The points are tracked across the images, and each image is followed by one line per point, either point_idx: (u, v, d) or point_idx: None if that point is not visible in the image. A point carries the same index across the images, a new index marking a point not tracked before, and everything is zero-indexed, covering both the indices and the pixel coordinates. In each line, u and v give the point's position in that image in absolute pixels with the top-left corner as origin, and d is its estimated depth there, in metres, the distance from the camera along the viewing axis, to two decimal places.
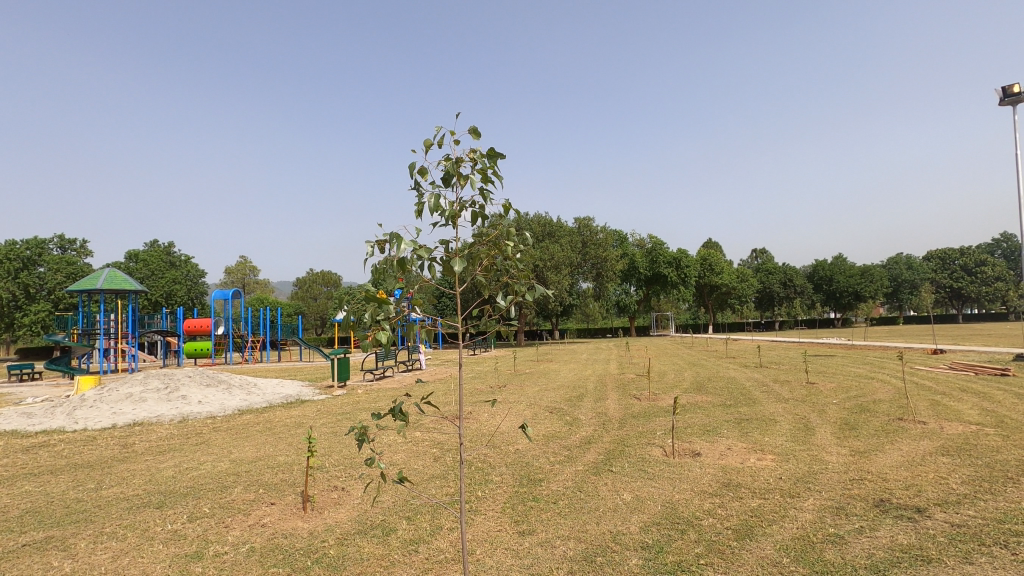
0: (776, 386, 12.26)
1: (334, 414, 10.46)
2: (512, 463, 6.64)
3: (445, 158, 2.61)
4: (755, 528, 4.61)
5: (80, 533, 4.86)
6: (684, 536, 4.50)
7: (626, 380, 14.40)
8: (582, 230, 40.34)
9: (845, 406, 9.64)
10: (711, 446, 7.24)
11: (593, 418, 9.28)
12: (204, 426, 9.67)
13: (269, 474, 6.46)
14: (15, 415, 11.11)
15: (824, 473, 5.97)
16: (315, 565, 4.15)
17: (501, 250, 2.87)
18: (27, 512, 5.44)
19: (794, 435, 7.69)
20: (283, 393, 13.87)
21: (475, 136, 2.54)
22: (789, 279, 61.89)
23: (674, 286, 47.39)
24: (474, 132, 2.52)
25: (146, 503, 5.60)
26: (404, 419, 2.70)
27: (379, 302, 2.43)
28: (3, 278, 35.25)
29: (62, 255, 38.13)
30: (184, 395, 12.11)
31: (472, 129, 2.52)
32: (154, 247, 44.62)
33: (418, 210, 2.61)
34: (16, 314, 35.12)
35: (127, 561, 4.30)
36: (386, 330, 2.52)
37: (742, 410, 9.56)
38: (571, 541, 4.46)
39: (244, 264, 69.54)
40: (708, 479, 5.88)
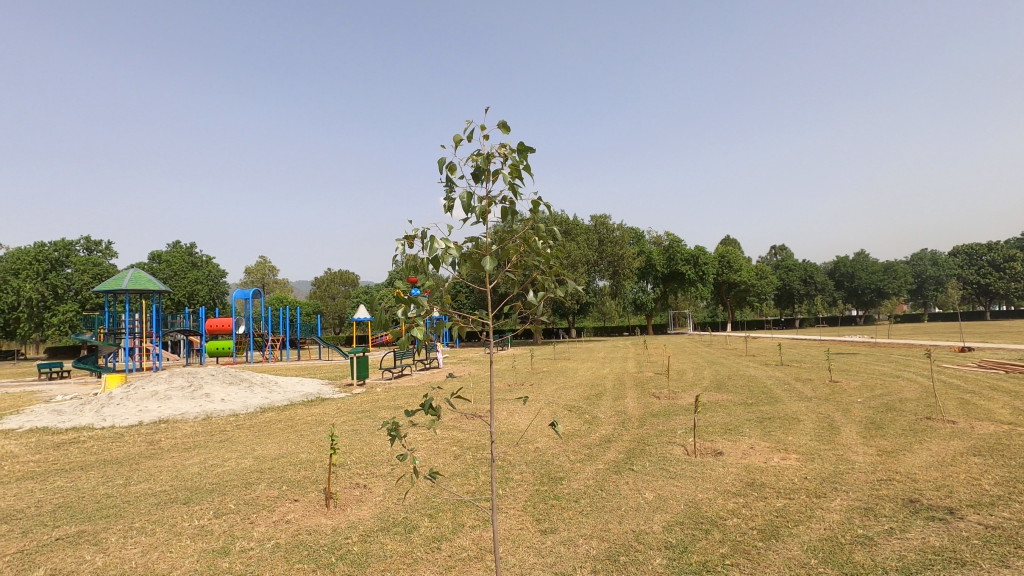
0: (799, 384, 12.08)
1: (354, 412, 10.56)
2: (532, 461, 6.63)
3: (476, 153, 2.58)
4: (781, 528, 4.54)
5: (111, 527, 4.97)
6: (708, 535, 4.45)
7: (646, 378, 14.29)
8: (598, 228, 40.05)
9: (870, 405, 9.46)
10: (732, 445, 7.13)
11: (612, 416, 9.22)
12: (227, 424, 9.79)
13: (292, 471, 6.53)
14: (46, 412, 11.41)
15: (851, 473, 5.85)
16: (339, 561, 4.18)
17: (529, 245, 2.80)
18: (60, 506, 5.59)
19: (818, 434, 7.56)
20: (303, 391, 14.06)
21: (505, 131, 2.49)
22: (809, 275, 60.53)
23: (692, 284, 46.97)
24: (504, 127, 2.48)
25: (173, 499, 5.70)
26: (432, 417, 2.66)
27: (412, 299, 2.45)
28: (32, 279, 36.15)
29: (88, 257, 39.07)
30: (207, 393, 12.31)
31: (501, 122, 2.48)
32: (176, 248, 45.44)
33: (448, 206, 2.60)
34: (44, 314, 36.00)
35: (157, 555, 4.38)
36: (420, 328, 2.52)
37: (764, 409, 9.43)
38: (593, 540, 4.44)
39: (264, 263, 70.45)
40: (732, 479, 5.80)
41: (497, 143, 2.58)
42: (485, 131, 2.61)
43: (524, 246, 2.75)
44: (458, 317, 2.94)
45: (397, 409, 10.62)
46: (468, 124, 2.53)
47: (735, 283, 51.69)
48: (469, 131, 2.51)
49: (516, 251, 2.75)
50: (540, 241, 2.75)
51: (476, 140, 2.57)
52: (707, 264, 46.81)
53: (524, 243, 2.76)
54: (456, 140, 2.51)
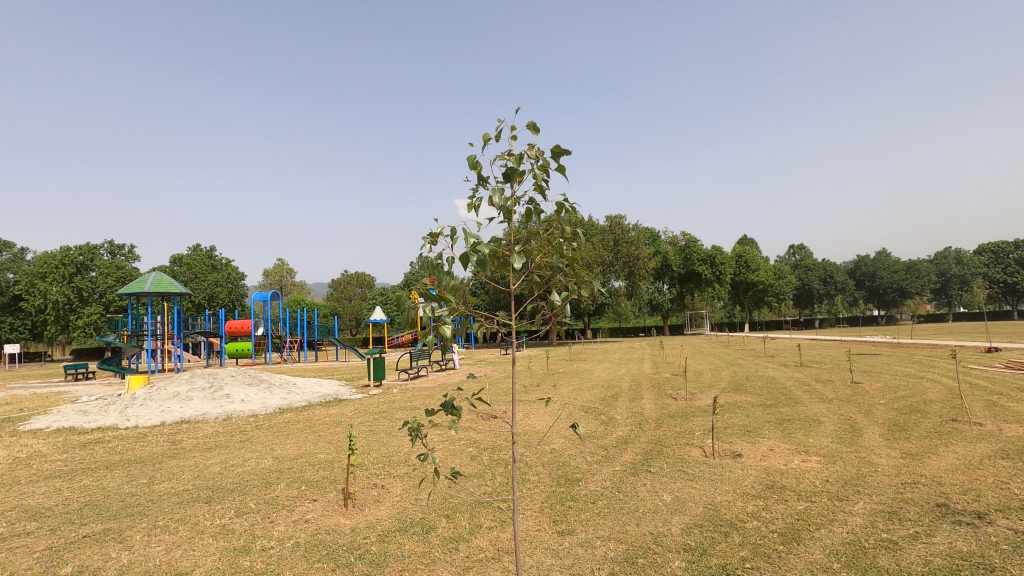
0: (819, 386, 11.89)
1: (371, 412, 10.64)
2: (548, 463, 6.61)
3: (505, 154, 2.59)
4: (803, 532, 4.47)
5: (135, 526, 5.06)
6: (727, 538, 4.40)
7: (663, 379, 14.17)
8: (614, 229, 39.87)
9: (892, 407, 9.27)
10: (752, 447, 7.05)
11: (629, 417, 9.16)
12: (247, 424, 9.93)
13: (310, 471, 6.60)
14: (73, 412, 11.67)
15: (874, 476, 5.74)
16: (357, 561, 4.21)
17: (555, 247, 2.79)
18: (86, 505, 5.71)
19: (840, 436, 7.44)
20: (321, 391, 14.20)
21: (535, 133, 2.51)
22: (829, 275, 59.75)
23: (708, 284, 46.53)
24: (535, 128, 2.49)
25: (195, 498, 5.80)
26: (452, 417, 2.68)
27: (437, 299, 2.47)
28: (58, 282, 36.92)
29: (111, 261, 39.85)
30: (227, 394, 12.49)
31: (532, 124, 2.49)
32: (197, 251, 46.13)
33: (475, 205, 2.61)
34: (70, 316, 36.83)
35: (179, 553, 4.45)
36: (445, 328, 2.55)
37: (784, 410, 9.32)
38: (611, 542, 4.41)
39: (281, 266, 71.24)
40: (751, 481, 5.73)
41: (526, 144, 2.59)
42: (514, 131, 2.62)
43: (548, 247, 2.76)
44: (481, 318, 2.96)
45: (413, 410, 10.68)
46: (499, 124, 2.54)
47: (753, 283, 51.11)
48: (498, 131, 2.52)
49: (541, 252, 2.76)
50: (565, 242, 2.75)
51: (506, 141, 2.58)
52: (724, 264, 46.34)
53: (549, 244, 2.76)
54: (486, 139, 2.51)
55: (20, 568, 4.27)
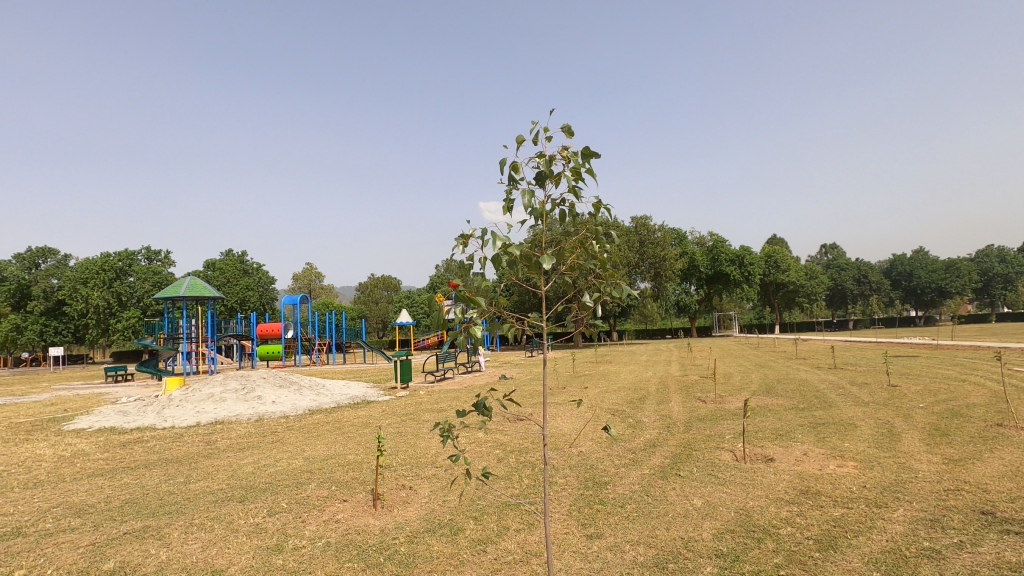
0: (854, 389, 11.53)
1: (397, 414, 10.75)
2: (575, 465, 6.58)
3: (538, 155, 2.58)
4: (839, 539, 4.34)
5: (173, 523, 5.21)
6: (761, 545, 4.30)
7: (690, 381, 13.96)
8: (639, 229, 39.54)
9: (933, 410, 8.94)
10: (785, 451, 6.89)
11: (656, 420, 9.05)
12: (278, 425, 10.14)
13: (341, 472, 6.70)
14: (113, 413, 12.08)
15: (914, 483, 5.55)
16: (387, 561, 4.25)
17: (587, 249, 2.76)
18: (126, 503, 5.90)
19: (877, 441, 7.20)
20: (349, 393, 14.41)
21: (569, 135, 2.50)
22: (863, 274, 58.25)
23: (737, 285, 45.72)
24: (569, 129, 2.48)
25: (230, 497, 5.94)
26: (484, 417, 2.68)
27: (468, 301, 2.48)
28: (99, 287, 38.36)
29: (148, 266, 41.16)
30: (259, 395, 12.78)
31: (566, 126, 2.48)
32: (229, 256, 47.33)
33: (508, 206, 2.62)
34: (110, 320, 38.22)
35: (216, 551, 4.56)
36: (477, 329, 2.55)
37: (818, 414, 9.07)
38: (640, 546, 4.36)
39: (310, 270, 72.54)
40: (785, 486, 5.60)
41: (559, 145, 2.58)
42: (548, 133, 2.61)
43: (580, 249, 2.74)
44: (514, 319, 2.94)
45: (440, 412, 10.75)
46: (532, 126, 2.54)
47: (783, 283, 50.07)
48: (532, 132, 2.52)
49: (572, 253, 2.73)
50: (597, 245, 2.72)
51: (539, 142, 2.57)
52: (753, 264, 45.51)
53: (580, 247, 2.74)
54: (519, 141, 2.52)
55: (67, 562, 4.44)
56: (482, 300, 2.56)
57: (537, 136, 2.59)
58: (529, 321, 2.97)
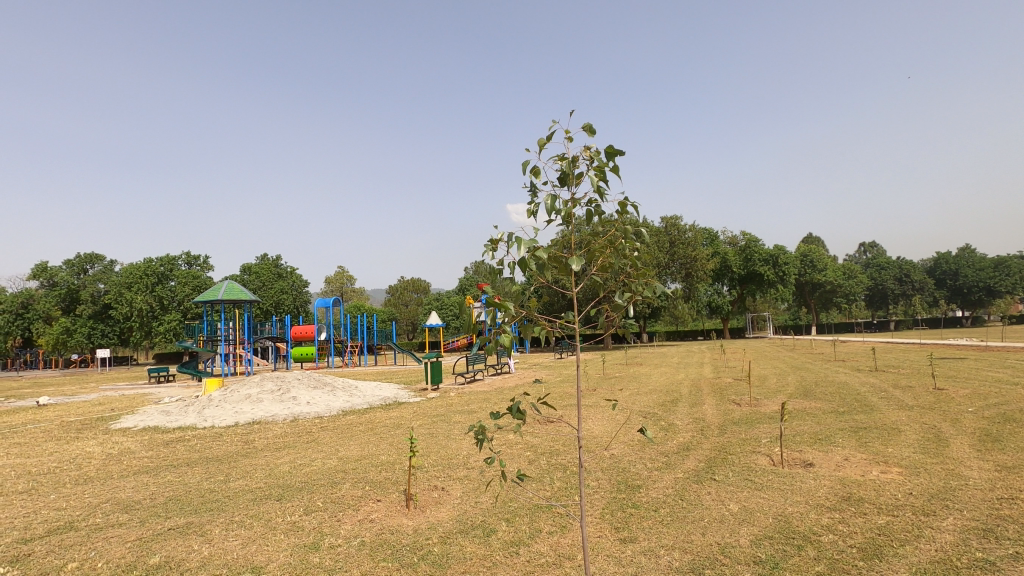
0: (898, 392, 11.11)
1: (428, 415, 10.84)
2: (607, 469, 6.51)
3: (560, 157, 2.56)
4: (885, 548, 4.19)
5: (214, 520, 5.36)
6: (801, 552, 4.18)
7: (725, 384, 13.64)
8: (669, 230, 38.96)
9: (983, 415, 8.54)
10: (825, 456, 6.68)
11: (690, 423, 8.89)
12: (313, 426, 10.34)
13: (374, 472, 6.81)
14: (156, 413, 12.49)
15: (964, 490, 5.31)
16: (421, 561, 4.29)
17: (616, 248, 2.72)
18: (170, 499, 6.11)
19: (923, 446, 6.92)
20: (381, 394, 14.60)
21: (590, 133, 2.47)
22: (905, 273, 56.21)
23: (771, 285, 44.66)
24: (590, 128, 2.45)
25: (268, 496, 6.08)
26: (520, 419, 2.66)
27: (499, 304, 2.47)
28: (142, 291, 39.75)
29: (188, 270, 42.43)
30: (294, 396, 13.05)
31: (588, 125, 2.45)
32: (264, 260, 48.49)
33: (533, 210, 2.61)
34: (152, 323, 39.62)
35: (255, 548, 4.68)
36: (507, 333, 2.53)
37: (859, 418, 8.77)
38: (676, 551, 4.29)
39: (342, 273, 73.79)
40: (825, 492, 5.43)
41: (582, 145, 2.56)
42: (569, 134, 2.60)
43: (610, 249, 2.71)
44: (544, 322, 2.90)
45: (470, 413, 10.79)
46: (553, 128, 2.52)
47: (820, 283, 48.68)
48: (553, 135, 2.50)
49: (601, 253, 2.70)
50: (626, 243, 2.68)
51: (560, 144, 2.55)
52: (788, 264, 44.37)
53: (610, 246, 2.71)
54: (540, 144, 2.50)
55: (115, 556, 4.61)
56: (511, 306, 2.55)
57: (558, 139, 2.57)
58: (562, 324, 2.94)
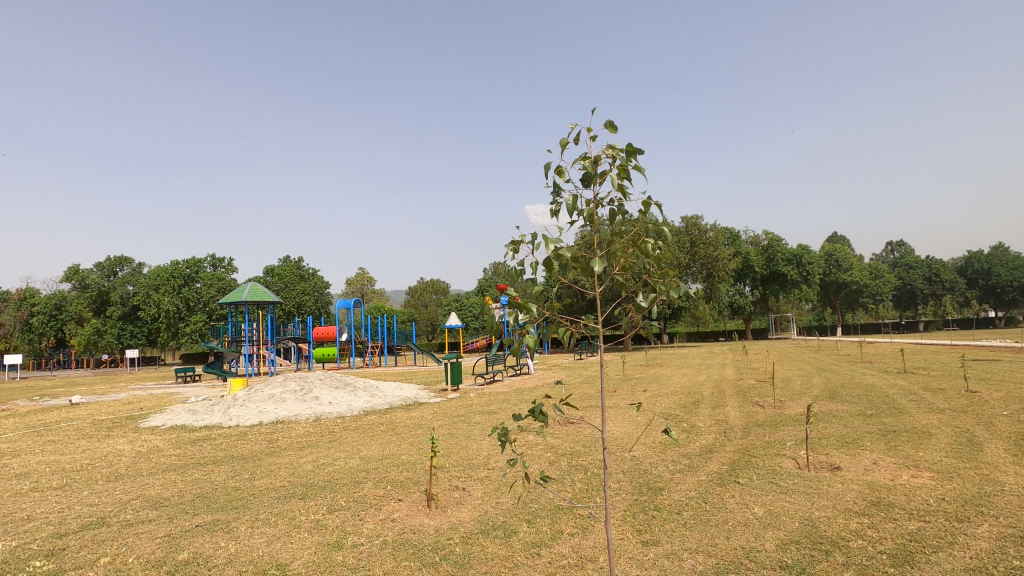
0: (928, 395, 10.84)
1: (449, 416, 10.89)
2: (628, 470, 6.46)
3: (583, 156, 2.55)
4: (916, 555, 4.08)
5: (240, 518, 5.45)
6: (829, 557, 4.10)
7: (747, 385, 13.45)
8: (690, 229, 38.51)
9: (1018, 419, 8.27)
10: (852, 459, 6.54)
11: (712, 425, 8.78)
12: (336, 425, 10.46)
13: (396, 471, 6.86)
14: (183, 412, 12.75)
15: (1000, 496, 5.14)
16: (442, 561, 4.30)
17: (638, 247, 2.71)
18: (197, 496, 6.23)
19: (956, 450, 6.73)
20: (401, 395, 14.73)
21: (613, 132, 2.45)
22: (934, 273, 54.81)
23: (795, 285, 43.93)
24: (612, 127, 2.43)
25: (291, 494, 6.17)
26: (542, 419, 2.66)
27: (523, 303, 2.47)
28: (169, 293, 40.68)
29: (213, 273, 43.28)
30: (316, 396, 13.22)
31: (609, 123, 2.44)
32: (287, 262, 49.23)
33: (555, 210, 2.61)
34: (179, 324, 40.54)
35: (280, 545, 4.74)
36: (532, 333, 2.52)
37: (887, 421, 8.56)
38: (699, 554, 4.24)
39: (363, 274, 74.54)
40: (853, 497, 5.31)
41: (603, 144, 2.54)
42: (590, 133, 2.58)
43: (632, 248, 2.68)
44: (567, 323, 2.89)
45: (490, 414, 10.82)
46: (574, 127, 2.51)
47: (845, 283, 47.72)
48: (575, 134, 2.49)
49: (624, 253, 2.68)
50: (649, 241, 2.66)
51: (582, 143, 2.53)
52: (812, 264, 43.60)
53: (632, 245, 2.69)
54: (562, 144, 2.49)
55: (145, 551, 4.72)
56: (534, 307, 2.56)
57: (579, 138, 2.56)
58: (585, 325, 2.93)
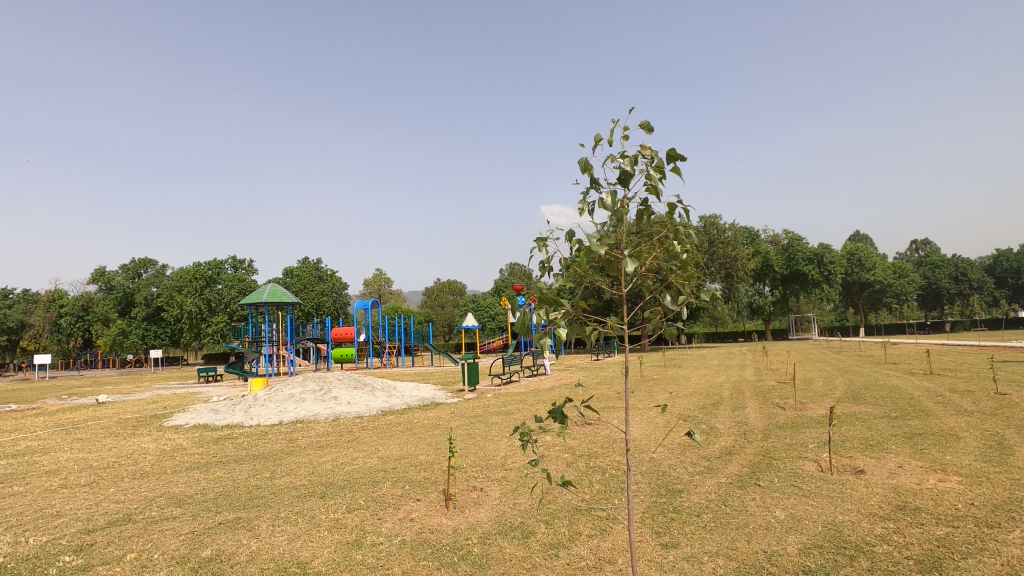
0: (955, 397, 10.57)
1: (466, 416, 10.92)
2: (646, 472, 6.41)
3: (617, 155, 2.53)
4: (944, 561, 3.98)
5: (261, 516, 5.53)
6: (854, 563, 4.02)
7: (768, 387, 13.26)
8: (708, 229, 38.11)
9: None
10: (876, 463, 6.41)
11: (732, 427, 8.67)
12: (354, 425, 10.56)
13: (413, 471, 6.90)
14: (206, 411, 12.97)
15: None
16: (461, 561, 4.31)
17: (667, 249, 2.69)
18: (220, 494, 6.34)
19: (985, 454, 6.56)
20: (419, 395, 14.84)
21: (648, 132, 2.44)
22: (961, 272, 53.57)
23: (816, 285, 43.25)
24: (648, 128, 2.42)
25: (312, 493, 6.24)
26: (563, 420, 2.65)
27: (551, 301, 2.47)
28: (191, 294, 41.42)
29: (234, 274, 43.96)
30: (335, 396, 13.35)
31: (646, 123, 2.42)
32: (306, 264, 49.80)
33: (586, 208, 2.59)
34: (201, 325, 41.28)
35: (300, 543, 4.80)
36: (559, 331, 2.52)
37: (912, 423, 8.37)
38: (720, 558, 4.18)
39: (380, 275, 75.09)
40: (878, 501, 5.20)
41: (638, 144, 2.53)
42: (625, 133, 2.57)
43: (660, 250, 2.65)
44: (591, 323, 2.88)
45: (507, 415, 10.83)
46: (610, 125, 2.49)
47: (868, 283, 46.85)
48: (610, 132, 2.47)
49: (652, 255, 2.65)
50: (678, 244, 2.64)
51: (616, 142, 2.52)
52: (833, 264, 42.87)
53: (659, 247, 2.67)
54: (596, 141, 2.48)
55: (169, 548, 4.80)
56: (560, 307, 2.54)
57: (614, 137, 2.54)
58: (609, 325, 2.91)
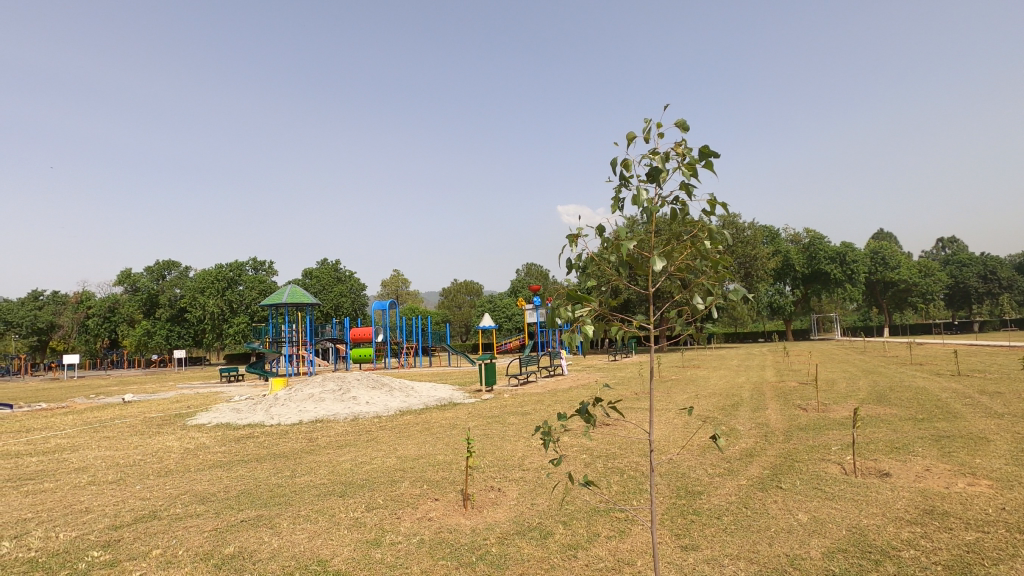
0: (984, 399, 10.27)
1: (483, 416, 10.94)
2: (666, 473, 6.36)
3: (651, 151, 2.51)
4: (974, 567, 3.88)
5: (282, 514, 5.61)
6: (879, 567, 3.94)
7: (789, 388, 13.06)
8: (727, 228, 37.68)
9: None
10: (902, 465, 6.26)
11: (753, 428, 8.56)
12: (372, 425, 10.66)
13: (431, 471, 6.93)
14: (228, 410, 13.18)
15: None
16: (479, 561, 4.32)
17: (698, 249, 2.63)
18: (242, 492, 6.44)
19: (1017, 457, 6.37)
20: (436, 395, 14.90)
21: (684, 130, 2.40)
22: (990, 271, 52.23)
23: (838, 284, 42.50)
24: (683, 125, 2.39)
25: (331, 492, 6.31)
26: (587, 419, 2.65)
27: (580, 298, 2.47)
28: (214, 296, 42.20)
29: (255, 276, 44.68)
30: (354, 396, 13.48)
31: (680, 121, 2.39)
32: (324, 265, 50.36)
33: (617, 204, 2.57)
34: (223, 325, 42.04)
35: (320, 542, 4.84)
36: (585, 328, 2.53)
37: (940, 426, 8.16)
38: (741, 561, 4.13)
39: (398, 276, 75.61)
40: (904, 504, 5.09)
41: (672, 142, 2.50)
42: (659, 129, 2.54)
43: (691, 249, 2.60)
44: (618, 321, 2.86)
45: (525, 415, 10.82)
46: (644, 123, 2.47)
47: (893, 282, 45.90)
48: (644, 129, 2.45)
49: (683, 254, 2.60)
50: (710, 243, 2.58)
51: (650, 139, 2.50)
52: (856, 263, 42.06)
53: (689, 247, 2.63)
54: (630, 138, 2.46)
55: (194, 544, 4.89)
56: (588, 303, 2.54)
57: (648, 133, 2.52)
58: (636, 323, 2.88)
